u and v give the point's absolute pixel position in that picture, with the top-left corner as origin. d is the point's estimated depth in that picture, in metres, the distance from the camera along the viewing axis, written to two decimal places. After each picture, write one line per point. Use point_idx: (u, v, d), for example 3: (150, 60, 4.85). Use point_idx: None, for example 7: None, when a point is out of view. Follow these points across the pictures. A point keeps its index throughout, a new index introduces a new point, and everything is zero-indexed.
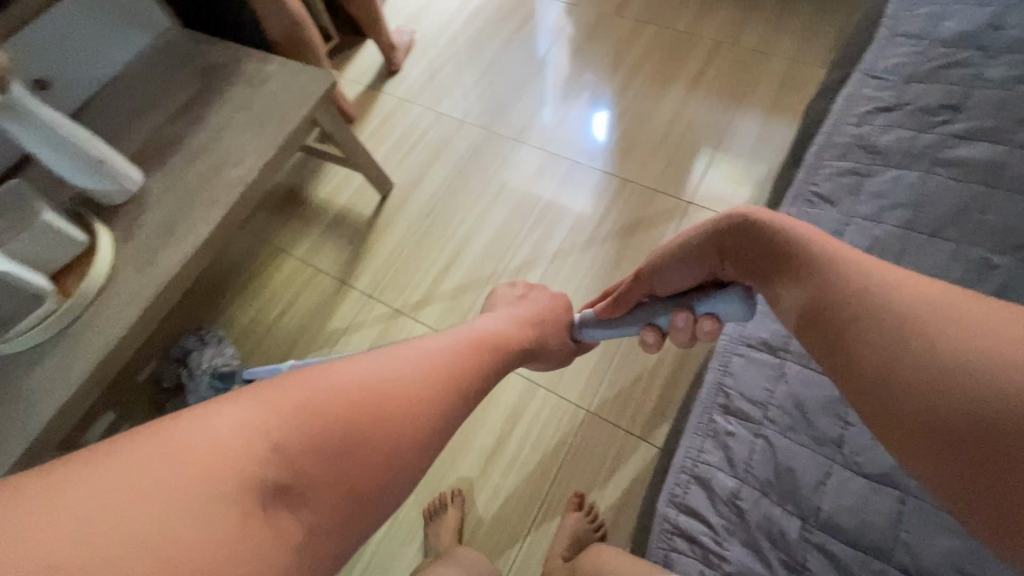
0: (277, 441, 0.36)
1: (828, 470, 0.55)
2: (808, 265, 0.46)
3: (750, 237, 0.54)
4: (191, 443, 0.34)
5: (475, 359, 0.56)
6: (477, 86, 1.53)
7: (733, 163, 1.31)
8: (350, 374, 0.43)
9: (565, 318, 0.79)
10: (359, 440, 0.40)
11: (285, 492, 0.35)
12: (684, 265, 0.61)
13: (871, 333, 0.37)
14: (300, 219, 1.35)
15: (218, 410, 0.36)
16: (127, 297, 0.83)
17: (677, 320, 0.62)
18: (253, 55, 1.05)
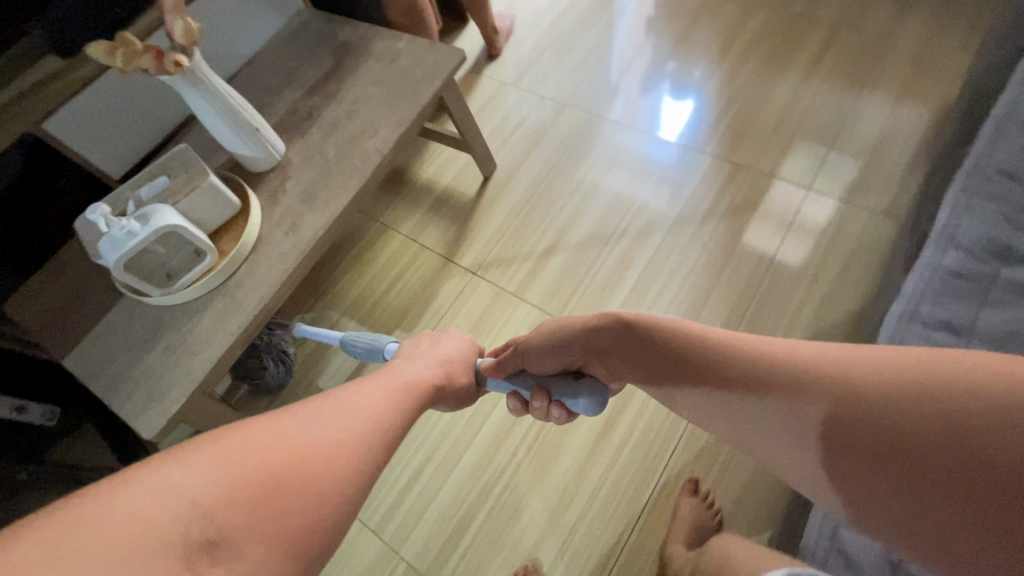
0: (197, 500, 0.39)
1: None
2: (730, 367, 0.56)
3: (657, 347, 0.63)
4: (106, 515, 0.36)
5: (401, 407, 0.60)
6: (575, 69, 1.52)
7: (857, 151, 1.24)
8: (271, 427, 0.47)
9: (474, 367, 0.81)
10: (296, 484, 0.43)
11: (212, 547, 0.38)
12: (554, 352, 0.72)
13: (842, 423, 0.46)
14: (406, 197, 1.39)
15: (127, 484, 0.39)
16: (276, 257, 0.88)
17: (533, 400, 0.72)
18: (384, 33, 1.08)
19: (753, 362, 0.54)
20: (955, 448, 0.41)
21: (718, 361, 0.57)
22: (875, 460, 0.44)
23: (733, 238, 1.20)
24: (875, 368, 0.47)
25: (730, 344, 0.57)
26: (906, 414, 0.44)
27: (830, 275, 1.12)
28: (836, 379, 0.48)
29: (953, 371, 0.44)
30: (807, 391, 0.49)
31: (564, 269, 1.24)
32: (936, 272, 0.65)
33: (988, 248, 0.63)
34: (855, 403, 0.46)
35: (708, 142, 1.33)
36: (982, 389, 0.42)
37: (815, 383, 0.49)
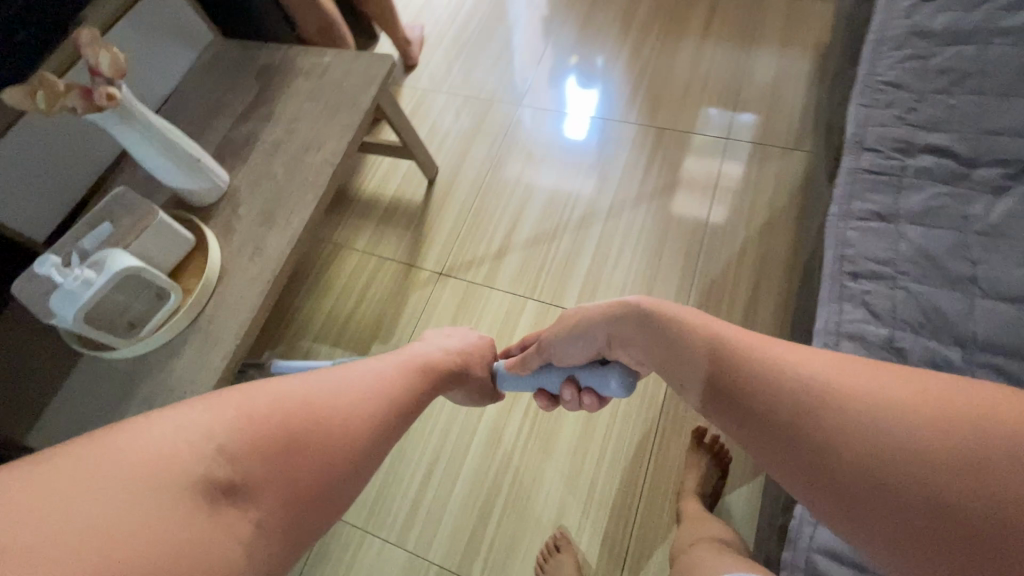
0: (223, 443, 0.43)
1: (971, 303, 0.61)
2: (738, 371, 0.50)
3: (667, 338, 0.58)
4: (141, 445, 0.41)
5: (411, 378, 0.64)
6: (493, 66, 1.58)
7: (759, 99, 1.38)
8: (295, 388, 0.51)
9: (487, 357, 0.83)
10: (311, 444, 0.48)
11: (231, 492, 0.42)
12: (577, 340, 0.69)
13: (828, 438, 0.42)
14: (354, 214, 1.38)
15: (166, 422, 0.43)
16: (246, 284, 0.85)
17: (564, 393, 0.71)
18: (306, 50, 1.08)
19: (760, 364, 0.49)
20: (945, 485, 0.37)
21: (712, 364, 0.52)
22: (856, 482, 0.40)
23: (671, 194, 1.30)
24: (876, 389, 0.42)
25: (739, 345, 0.51)
26: (900, 442, 0.39)
27: (763, 210, 1.24)
28: (829, 399, 0.43)
29: (965, 410, 0.39)
30: (795, 408, 0.45)
31: (525, 257, 1.28)
32: (857, 173, 0.75)
33: (892, 146, 0.75)
34: (841, 427, 0.42)
35: (629, 113, 1.42)
36: (979, 430, 0.37)
37: (805, 396, 0.44)
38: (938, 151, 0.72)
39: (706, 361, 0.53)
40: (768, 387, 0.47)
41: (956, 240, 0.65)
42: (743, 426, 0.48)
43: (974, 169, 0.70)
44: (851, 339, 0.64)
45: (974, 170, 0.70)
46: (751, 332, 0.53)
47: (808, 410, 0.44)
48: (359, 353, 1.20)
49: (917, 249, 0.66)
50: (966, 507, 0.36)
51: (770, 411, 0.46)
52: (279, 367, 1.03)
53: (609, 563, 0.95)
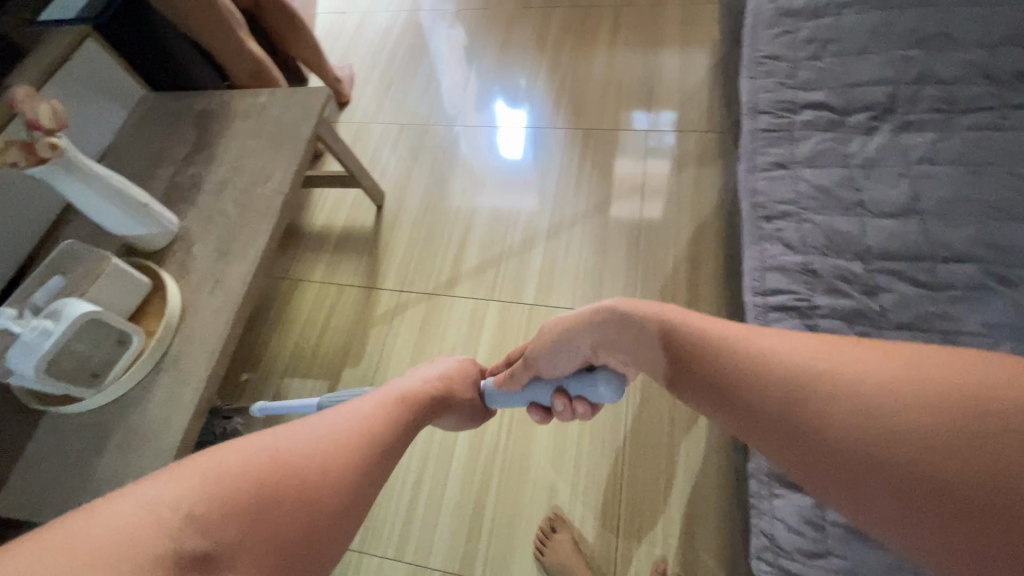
0: (189, 512, 0.41)
1: (863, 223, 0.71)
2: (729, 361, 0.53)
3: (650, 336, 0.61)
4: (99, 524, 0.39)
5: (395, 412, 0.62)
6: (424, 94, 1.66)
7: (670, 94, 1.51)
8: (264, 443, 0.49)
9: (473, 378, 0.81)
10: (290, 499, 0.45)
11: (204, 560, 0.40)
12: (564, 349, 0.68)
13: (815, 418, 0.45)
14: (307, 248, 1.40)
15: (127, 496, 0.42)
16: (210, 318, 0.86)
17: (555, 403, 0.69)
18: (241, 92, 1.12)
19: (750, 354, 0.52)
20: (930, 460, 0.39)
21: (708, 358, 0.55)
22: (845, 462, 0.43)
23: (606, 185, 1.40)
24: (857, 373, 0.45)
25: (728, 339, 0.55)
26: (884, 421, 0.42)
27: (690, 189, 1.36)
28: (823, 383, 0.46)
29: (943, 385, 0.42)
30: (792, 394, 0.47)
31: (479, 272, 1.31)
32: (756, 133, 0.85)
33: (780, 106, 0.86)
34: (835, 407, 0.44)
35: (557, 121, 1.53)
36: (975, 403, 0.39)
37: (790, 384, 0.48)
38: (817, 106, 0.84)
39: (696, 356, 0.56)
40: (757, 376, 0.50)
41: (843, 175, 0.76)
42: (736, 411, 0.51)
43: (848, 116, 0.82)
44: (776, 271, 0.72)
45: (848, 117, 0.82)
46: (737, 325, 0.56)
47: (804, 394, 0.47)
48: (331, 380, 1.21)
49: (813, 187, 0.76)
50: (971, 475, 0.37)
51: (761, 398, 0.49)
52: (257, 409, 1.00)
53: (605, 534, 0.98)
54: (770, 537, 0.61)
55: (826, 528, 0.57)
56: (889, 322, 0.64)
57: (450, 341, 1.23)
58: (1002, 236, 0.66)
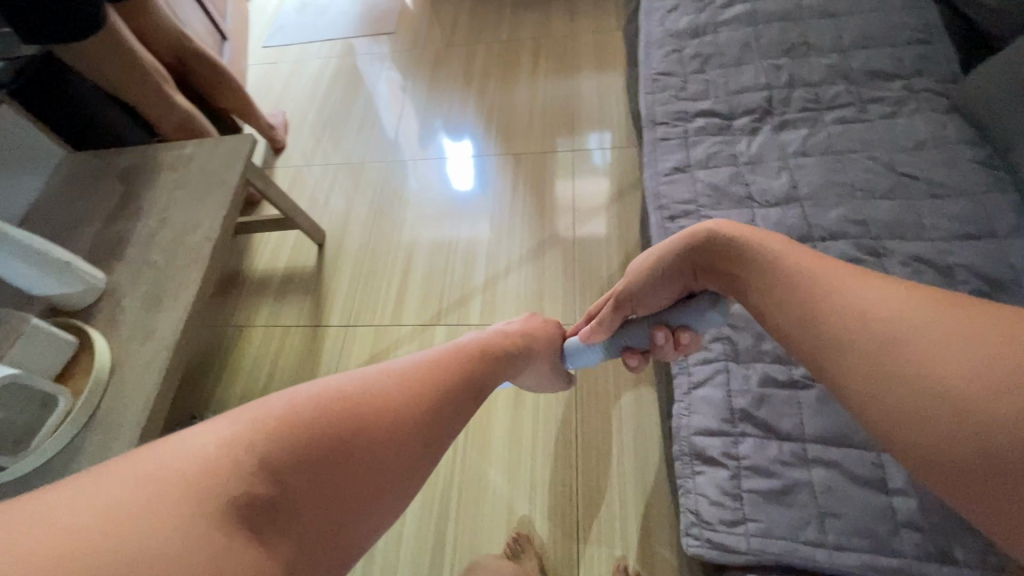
0: (263, 455, 0.40)
1: (753, 213, 0.78)
2: (800, 298, 0.50)
3: (736, 259, 0.60)
4: (174, 460, 0.38)
5: (462, 365, 0.61)
6: (358, 133, 1.71)
7: (591, 115, 1.61)
8: (332, 390, 0.48)
9: (556, 337, 0.80)
10: (357, 454, 0.45)
11: (271, 509, 0.39)
12: (660, 283, 0.69)
13: (882, 378, 0.41)
14: (250, 293, 1.40)
15: (205, 430, 0.41)
16: (141, 370, 0.85)
17: (656, 337, 0.69)
18: (166, 145, 1.13)
19: (827, 290, 0.48)
20: (1000, 434, 0.34)
21: (784, 290, 0.51)
22: (917, 433, 0.38)
23: (539, 204, 1.46)
24: (946, 337, 0.38)
25: (808, 275, 0.51)
26: (964, 395, 0.36)
27: (617, 202, 1.43)
28: (897, 332, 0.41)
29: None
30: (851, 342, 0.43)
31: (423, 299, 1.34)
32: (656, 142, 0.93)
33: (674, 117, 0.94)
34: (897, 362, 0.40)
35: (490, 148, 1.60)
36: None
37: (876, 341, 0.42)
38: (706, 113, 0.93)
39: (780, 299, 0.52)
40: (839, 326, 0.45)
41: (733, 172, 0.83)
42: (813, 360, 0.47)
43: (733, 120, 0.91)
44: None
45: (733, 121, 0.90)
46: (829, 264, 0.50)
47: (872, 342, 0.42)
48: None
49: (707, 185, 0.83)
50: None
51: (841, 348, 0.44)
52: None
53: (566, 541, 0.99)
54: (696, 514, 0.65)
55: (742, 497, 0.64)
56: None
57: None
58: (866, 212, 0.74)
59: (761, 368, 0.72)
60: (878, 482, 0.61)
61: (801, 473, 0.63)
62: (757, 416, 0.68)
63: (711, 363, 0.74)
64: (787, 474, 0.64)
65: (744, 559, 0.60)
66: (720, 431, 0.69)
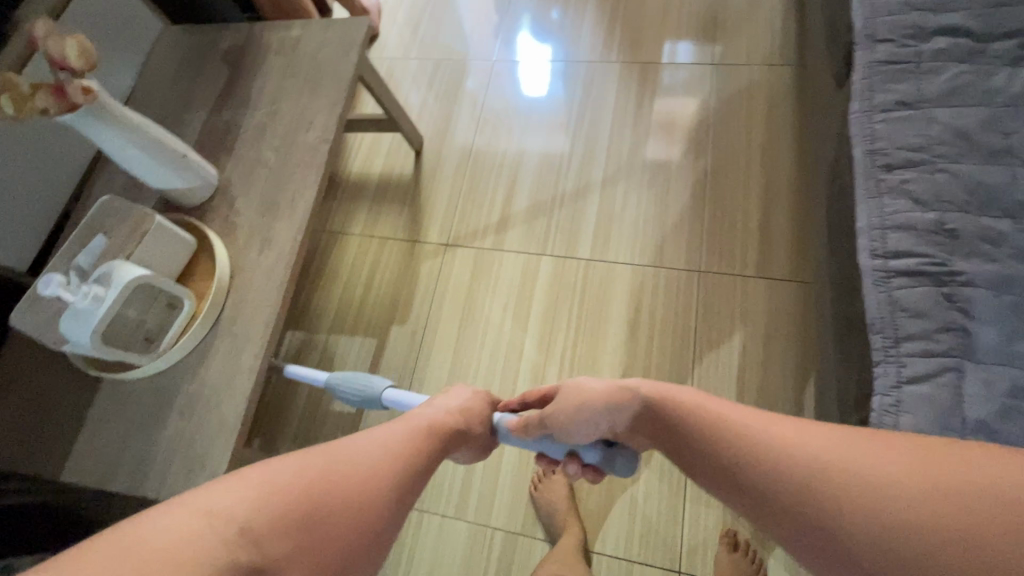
0: (246, 523, 0.39)
1: (1013, 173, 0.62)
2: (729, 447, 0.51)
3: (675, 405, 0.59)
4: (156, 527, 0.36)
5: (419, 448, 0.57)
6: (459, 24, 1.51)
7: (737, 22, 1.34)
8: (291, 468, 0.45)
9: (486, 412, 0.72)
10: (332, 525, 0.43)
11: (258, 574, 0.37)
12: (606, 417, 0.65)
13: (822, 527, 0.42)
14: (345, 198, 1.33)
15: (175, 510, 0.38)
16: (262, 279, 0.80)
17: (568, 466, 0.69)
18: (271, 25, 1.00)
19: (750, 438, 0.50)
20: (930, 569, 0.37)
21: (711, 437, 0.53)
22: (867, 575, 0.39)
23: (664, 126, 1.27)
24: (861, 479, 0.42)
25: (731, 421, 0.53)
26: (902, 521, 0.39)
27: (759, 132, 1.23)
28: (822, 479, 0.44)
29: (956, 488, 0.39)
30: (782, 492, 0.45)
31: (528, 223, 1.23)
32: (874, 66, 0.73)
33: (904, 34, 0.73)
34: (828, 507, 0.42)
35: (607, 55, 1.38)
36: (980, 510, 0.37)
37: (801, 484, 0.45)
38: (952, 32, 0.72)
39: (711, 450, 0.53)
40: (782, 477, 0.46)
41: (986, 116, 0.65)
42: (766, 516, 0.47)
43: (988, 43, 0.70)
44: (899, 234, 0.63)
45: (989, 45, 0.70)
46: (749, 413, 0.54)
47: (801, 486, 0.45)
48: (377, 337, 1.17)
49: (950, 130, 0.66)
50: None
51: (796, 505, 0.44)
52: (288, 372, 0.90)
53: (670, 497, 0.96)
54: None
55: None
56: None
57: (501, 299, 1.17)
58: None
59: (1008, 374, 0.54)
60: None
61: None
62: (1001, 432, 0.52)
63: None
64: None
65: None
66: None
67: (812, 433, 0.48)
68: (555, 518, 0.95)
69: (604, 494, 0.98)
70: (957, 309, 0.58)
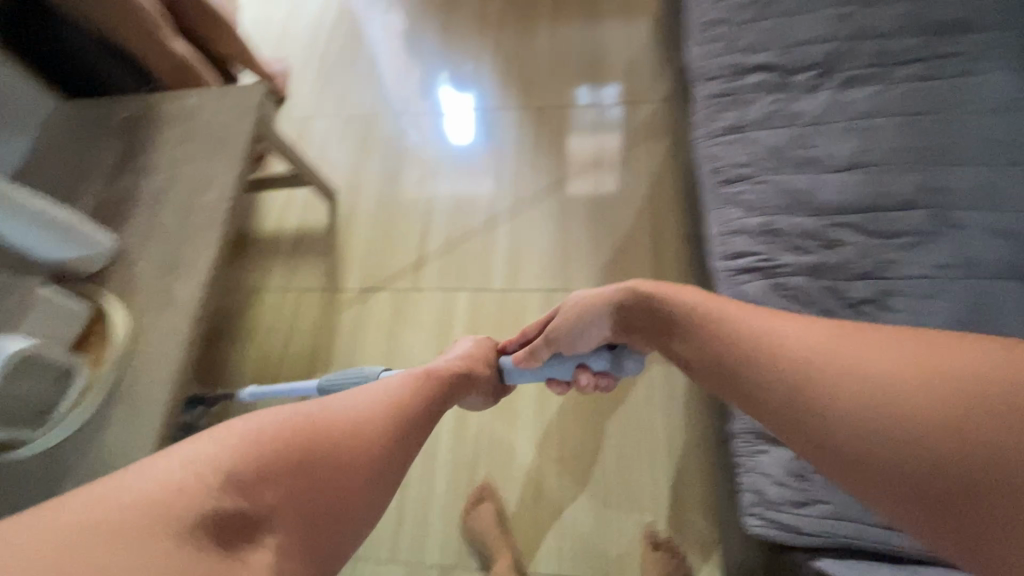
0: (230, 474, 0.45)
1: (817, 179, 0.74)
2: (733, 346, 0.57)
3: (660, 311, 0.68)
4: (154, 479, 0.44)
5: (415, 396, 0.65)
6: (365, 82, 1.59)
7: (617, 66, 1.49)
8: (279, 423, 0.51)
9: (489, 356, 0.84)
10: (314, 477, 0.49)
11: (243, 518, 0.44)
12: (590, 329, 0.76)
13: (826, 419, 0.46)
14: (261, 254, 1.34)
15: (175, 458, 0.46)
16: (163, 339, 0.80)
17: (580, 378, 0.78)
18: (166, 95, 1.03)
19: (754, 339, 0.55)
20: (923, 447, 0.40)
21: (719, 341, 0.59)
22: (862, 460, 0.43)
23: (562, 162, 1.38)
24: (864, 375, 0.45)
25: (738, 328, 0.58)
26: (899, 408, 0.42)
27: (645, 161, 1.36)
28: (827, 380, 0.47)
29: (956, 378, 0.41)
30: (789, 392, 0.50)
31: (443, 263, 1.28)
32: (708, 100, 0.86)
33: (728, 71, 0.86)
34: (832, 401, 0.46)
35: (506, 102, 1.49)
36: (979, 395, 0.39)
37: (806, 382, 0.49)
38: (764, 67, 0.85)
39: (720, 352, 0.58)
40: (791, 375, 0.50)
41: (794, 134, 0.78)
42: (769, 413, 0.52)
43: (792, 75, 0.83)
44: (739, 237, 0.74)
45: (793, 76, 0.83)
46: (752, 314, 0.59)
47: (805, 386, 0.49)
48: None
49: (767, 148, 0.78)
50: (967, 462, 0.38)
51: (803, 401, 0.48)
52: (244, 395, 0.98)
53: (594, 507, 1.00)
54: (759, 493, 0.65)
55: (811, 479, 0.62)
56: (851, 272, 0.67)
57: (422, 337, 1.20)
58: (941, 180, 0.70)
59: None
60: None
61: None
62: None
63: None
64: None
65: (812, 540, 0.60)
66: None
67: (821, 337, 0.51)
68: (487, 543, 0.97)
69: (534, 514, 1.01)
70: (785, 296, 0.68)
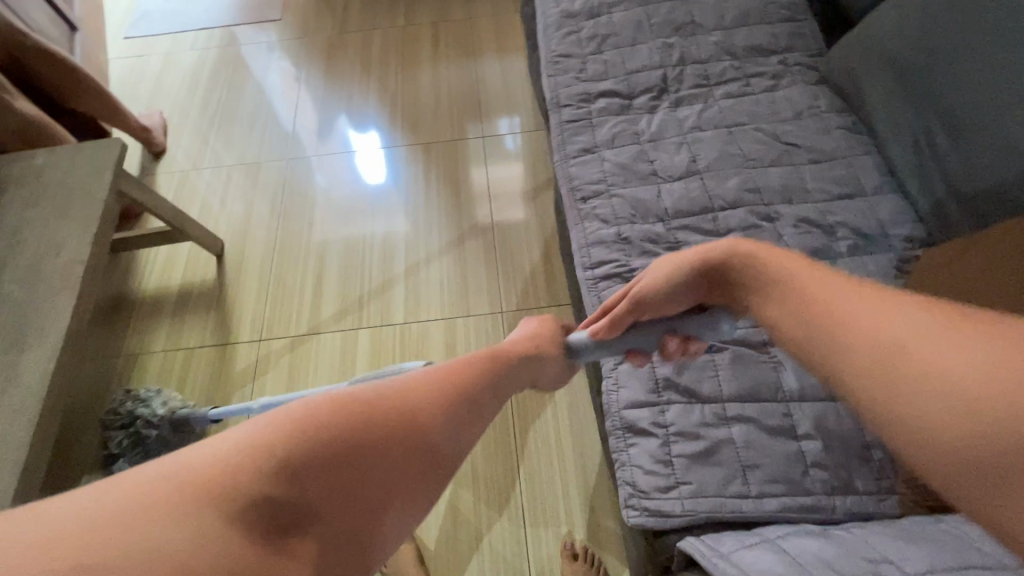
0: (284, 458, 0.36)
1: (660, 190, 0.82)
2: (808, 297, 0.46)
3: (733, 268, 0.57)
4: (201, 455, 0.35)
5: (478, 376, 0.54)
6: (249, 130, 1.56)
7: (498, 99, 1.57)
8: (337, 401, 0.41)
9: (560, 335, 0.70)
10: (367, 474, 0.39)
11: (292, 512, 0.35)
12: (675, 296, 0.63)
13: (891, 370, 0.36)
14: (143, 315, 1.26)
15: (224, 436, 0.37)
16: (8, 421, 0.73)
17: (667, 345, 0.66)
18: (9, 157, 0.96)
19: (837, 292, 0.44)
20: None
21: (797, 291, 0.48)
22: (928, 419, 0.33)
23: (454, 193, 1.42)
24: (967, 334, 0.34)
25: (817, 281, 0.47)
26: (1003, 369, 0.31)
27: (532, 185, 1.43)
28: (908, 336, 0.36)
29: None
30: (855, 336, 0.39)
31: (342, 303, 1.27)
32: (562, 125, 0.92)
33: (577, 98, 0.94)
34: (910, 352, 0.36)
35: (395, 140, 1.52)
36: None
37: (885, 335, 0.37)
38: (608, 94, 0.93)
39: (792, 299, 0.47)
40: (872, 323, 0.39)
41: (638, 151, 0.86)
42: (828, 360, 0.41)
43: (633, 99, 0.92)
44: (598, 247, 0.79)
45: (633, 100, 0.92)
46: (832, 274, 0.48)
47: (886, 339, 0.37)
48: None
49: (616, 165, 0.85)
50: None
51: (877, 350, 0.37)
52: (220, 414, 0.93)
53: (512, 527, 1.00)
54: (633, 484, 0.69)
55: (674, 462, 0.69)
56: None
57: (324, 381, 1.17)
58: (757, 180, 0.82)
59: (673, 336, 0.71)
60: (788, 430, 0.70)
61: (723, 433, 0.70)
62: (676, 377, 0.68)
63: (637, 364, 0.77)
64: (710, 435, 0.70)
65: (680, 521, 0.66)
66: (647, 403, 0.74)
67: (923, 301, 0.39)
68: None
69: (453, 545, 0.99)
70: None
